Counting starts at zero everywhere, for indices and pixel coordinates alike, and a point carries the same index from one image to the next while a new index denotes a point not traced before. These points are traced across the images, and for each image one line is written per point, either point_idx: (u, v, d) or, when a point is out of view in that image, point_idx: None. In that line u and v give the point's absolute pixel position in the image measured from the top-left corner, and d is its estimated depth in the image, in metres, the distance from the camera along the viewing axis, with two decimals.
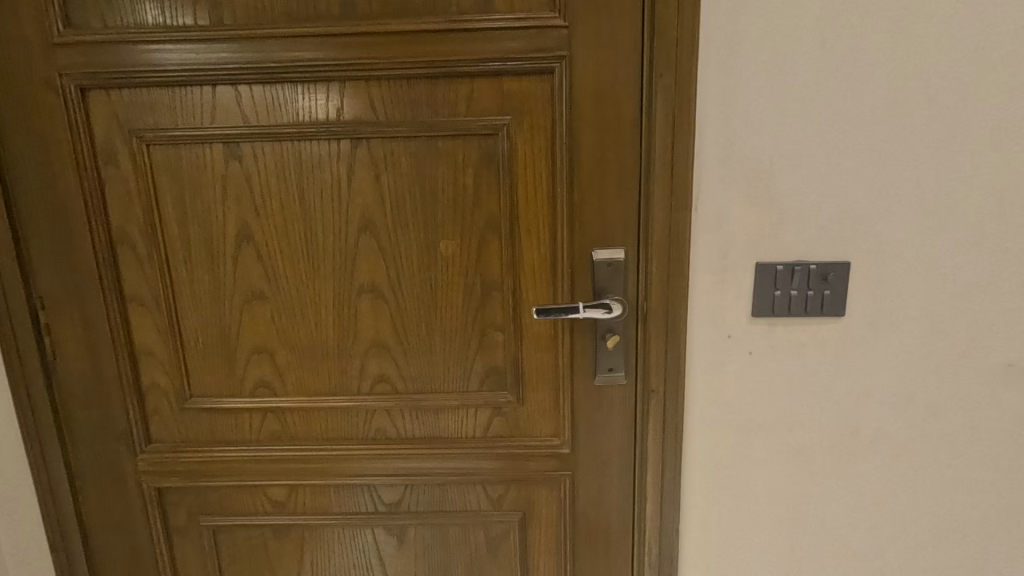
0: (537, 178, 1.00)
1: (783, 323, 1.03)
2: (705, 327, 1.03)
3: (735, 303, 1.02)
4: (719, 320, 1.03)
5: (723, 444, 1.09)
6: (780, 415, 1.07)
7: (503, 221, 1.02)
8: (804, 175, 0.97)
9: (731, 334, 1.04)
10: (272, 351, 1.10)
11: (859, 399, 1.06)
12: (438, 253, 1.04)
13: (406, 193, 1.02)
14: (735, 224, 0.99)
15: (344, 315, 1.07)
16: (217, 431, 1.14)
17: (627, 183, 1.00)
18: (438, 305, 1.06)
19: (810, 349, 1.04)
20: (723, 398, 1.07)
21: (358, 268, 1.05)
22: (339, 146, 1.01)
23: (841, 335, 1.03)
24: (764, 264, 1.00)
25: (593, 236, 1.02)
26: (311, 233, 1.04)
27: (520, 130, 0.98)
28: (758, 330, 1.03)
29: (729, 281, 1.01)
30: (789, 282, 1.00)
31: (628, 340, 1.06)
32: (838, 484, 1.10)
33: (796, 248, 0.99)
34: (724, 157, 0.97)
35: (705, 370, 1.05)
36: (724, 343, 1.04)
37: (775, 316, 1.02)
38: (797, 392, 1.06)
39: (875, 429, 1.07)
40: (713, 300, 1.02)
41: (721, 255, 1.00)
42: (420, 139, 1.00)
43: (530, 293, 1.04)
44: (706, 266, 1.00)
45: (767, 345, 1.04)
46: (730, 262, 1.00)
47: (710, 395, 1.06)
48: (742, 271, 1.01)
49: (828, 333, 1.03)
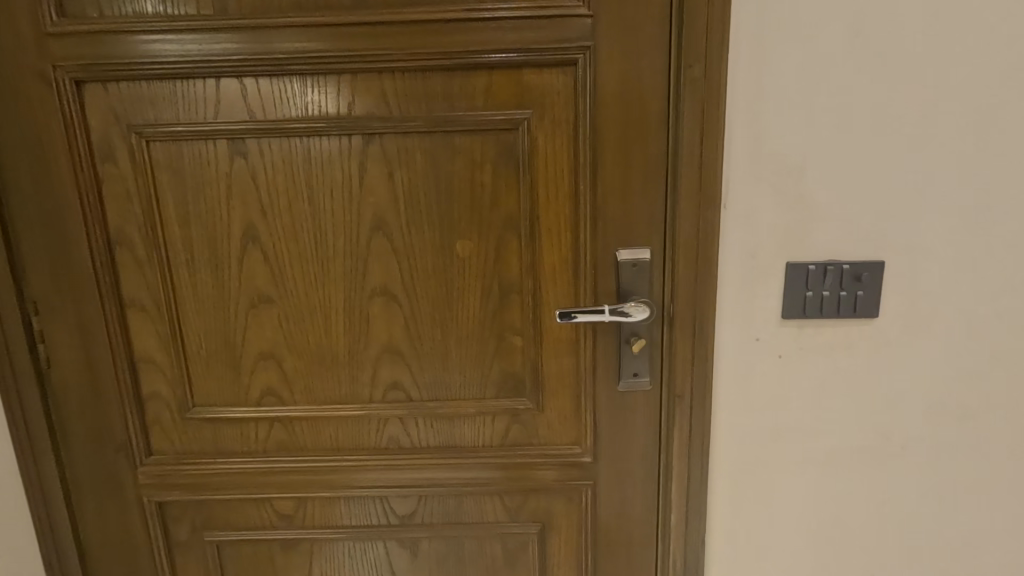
0: (559, 175, 0.96)
1: (814, 325, 0.99)
2: (733, 330, 0.99)
3: (764, 305, 0.98)
4: (748, 323, 0.99)
5: (750, 452, 1.05)
6: (809, 421, 1.03)
7: (522, 220, 0.97)
8: (838, 171, 0.93)
9: (759, 337, 0.99)
10: (279, 358, 1.04)
11: (891, 403, 1.02)
12: (454, 254, 0.99)
13: (420, 193, 0.97)
14: (766, 222, 0.94)
15: (355, 319, 1.02)
16: (222, 442, 1.08)
17: (653, 180, 0.95)
18: (454, 309, 1.01)
19: (841, 352, 1.00)
20: (751, 403, 1.02)
21: (370, 271, 1.00)
22: (349, 142, 0.96)
23: (873, 337, 0.99)
24: (795, 264, 0.96)
25: (616, 236, 0.97)
26: (321, 235, 0.99)
27: (540, 126, 0.94)
28: (788, 333, 0.99)
29: (759, 282, 0.97)
30: (821, 283, 0.96)
31: (653, 344, 1.01)
32: (869, 492, 1.06)
33: (828, 247, 0.95)
34: (754, 153, 0.92)
35: (732, 374, 1.01)
36: (754, 347, 1.00)
37: (805, 318, 0.98)
38: (828, 397, 1.02)
39: (908, 435, 1.03)
40: (741, 302, 0.98)
41: (751, 255, 0.96)
42: (435, 135, 0.95)
43: (550, 296, 1.00)
44: (735, 267, 0.96)
45: (797, 348, 1.00)
46: (759, 262, 0.96)
47: (737, 400, 1.02)
48: (772, 272, 0.96)
49: (860, 336, 0.99)
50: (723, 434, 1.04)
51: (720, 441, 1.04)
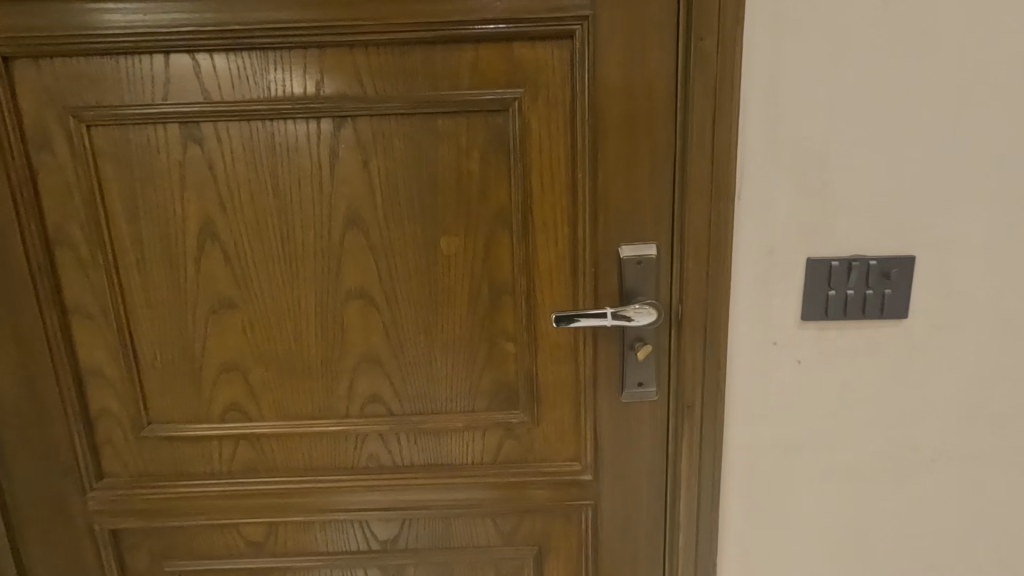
0: (554, 162, 0.85)
1: (837, 327, 0.89)
2: (748, 334, 0.89)
3: (782, 306, 0.88)
4: (765, 325, 0.89)
5: (766, 466, 0.96)
6: (831, 432, 0.94)
7: (515, 214, 0.87)
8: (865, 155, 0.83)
9: (777, 341, 0.90)
10: (244, 369, 0.93)
11: (920, 412, 0.93)
12: (438, 251, 0.89)
13: (400, 183, 0.87)
14: (786, 213, 0.84)
15: (329, 326, 0.92)
16: (183, 463, 0.97)
17: (660, 168, 0.85)
18: (440, 313, 0.91)
19: (866, 357, 0.91)
20: (766, 413, 0.93)
21: (344, 272, 0.90)
22: (319, 126, 0.85)
23: (902, 339, 0.90)
24: (816, 260, 0.86)
25: (619, 230, 0.87)
26: (288, 232, 0.88)
27: (533, 107, 0.84)
28: (809, 337, 0.90)
29: (778, 281, 0.87)
30: (845, 281, 0.87)
31: (661, 350, 0.91)
32: (894, 507, 0.97)
33: (852, 240, 0.86)
34: (772, 135, 0.82)
35: (747, 382, 0.92)
36: (771, 352, 0.90)
37: (828, 320, 0.89)
38: (851, 405, 0.93)
39: (937, 445, 0.94)
40: (758, 302, 0.88)
41: (768, 250, 0.86)
42: (416, 117, 0.85)
43: (546, 298, 0.90)
44: (752, 263, 0.86)
45: (818, 353, 0.91)
46: (777, 259, 0.86)
47: (752, 410, 0.93)
48: (792, 269, 0.87)
49: (886, 338, 0.90)
50: (737, 448, 0.95)
51: (734, 454, 0.95)
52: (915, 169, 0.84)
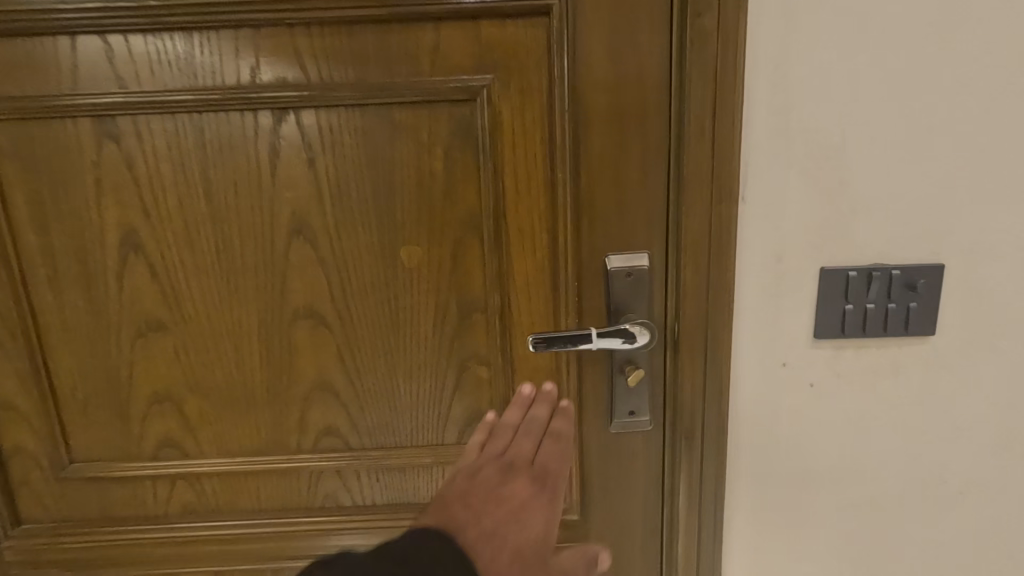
0: (529, 160, 0.74)
1: (854, 346, 0.78)
2: (754, 355, 0.78)
3: (793, 322, 0.77)
4: (773, 345, 0.78)
5: (774, 502, 0.85)
6: (847, 464, 0.83)
7: (485, 220, 0.75)
8: (890, 149, 0.71)
9: (786, 362, 0.79)
10: (179, 400, 0.82)
11: (947, 440, 0.82)
12: (397, 264, 0.77)
13: (352, 185, 0.75)
14: (797, 217, 0.73)
15: (274, 350, 0.80)
16: (112, 507, 0.85)
17: (653, 165, 0.73)
18: (401, 334, 0.79)
19: (887, 379, 0.80)
20: (773, 443, 0.82)
21: (290, 288, 0.78)
22: (255, 120, 0.73)
23: (927, 359, 0.79)
24: (831, 270, 0.75)
25: (606, 237, 0.76)
26: (224, 242, 0.76)
27: (505, 96, 0.72)
28: (823, 357, 0.79)
29: (788, 294, 0.76)
30: (864, 293, 0.76)
31: (654, 374, 0.80)
32: (917, 546, 0.87)
33: (873, 247, 0.74)
34: (782, 126, 0.70)
35: (752, 409, 0.81)
36: (779, 375, 0.79)
37: (844, 338, 0.78)
38: (870, 434, 0.82)
39: (966, 477, 0.84)
40: (765, 319, 0.77)
41: (775, 258, 0.74)
42: (369, 108, 0.73)
43: (523, 316, 0.79)
44: (757, 275, 0.75)
45: (833, 375, 0.80)
46: (787, 269, 0.75)
47: (758, 440, 0.82)
48: (804, 281, 0.75)
49: (910, 358, 0.79)
50: (741, 482, 0.84)
51: (737, 490, 0.84)
52: (948, 165, 0.72)
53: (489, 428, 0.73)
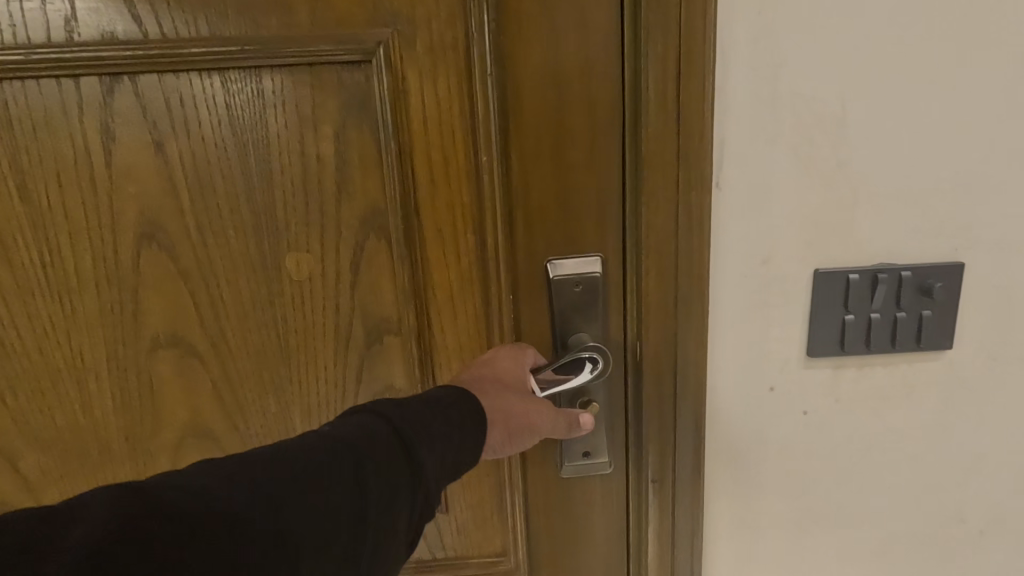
0: (445, 140, 0.57)
1: (856, 365, 0.63)
2: (734, 380, 0.63)
3: (780, 339, 0.61)
4: (756, 367, 0.62)
5: (761, 552, 0.70)
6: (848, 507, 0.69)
7: (391, 217, 0.58)
8: (904, 120, 0.55)
9: (774, 388, 0.64)
10: (12, 456, 0.64)
11: (966, 477, 0.68)
12: (283, 277, 0.60)
13: (215, 174, 0.57)
14: (785, 207, 0.57)
15: (130, 390, 0.62)
16: None
17: (604, 145, 0.57)
18: (294, 364, 0.62)
19: (896, 404, 0.65)
20: (760, 484, 0.67)
21: (145, 311, 0.60)
22: (78, 89, 0.55)
23: (945, 381, 0.64)
24: (827, 273, 0.59)
25: (548, 237, 0.59)
26: (53, 253, 0.58)
27: (409, 56, 0.55)
28: (818, 379, 0.64)
29: (775, 304, 0.60)
30: (868, 301, 0.61)
31: (612, 404, 0.65)
32: None
33: (879, 244, 0.59)
34: (767, 90, 0.54)
35: (733, 444, 0.66)
36: (765, 402, 0.64)
37: (843, 356, 0.63)
38: (877, 470, 0.67)
39: (986, 517, 0.70)
40: (747, 335, 0.61)
41: (759, 260, 0.59)
42: (231, 74, 0.55)
43: (448, 337, 0.62)
44: (737, 281, 0.59)
45: (831, 401, 0.65)
46: (773, 273, 0.59)
47: (740, 481, 0.67)
48: (794, 287, 0.60)
49: (923, 379, 0.64)
50: (722, 531, 0.69)
51: (717, 541, 0.69)
52: (975, 140, 0.56)
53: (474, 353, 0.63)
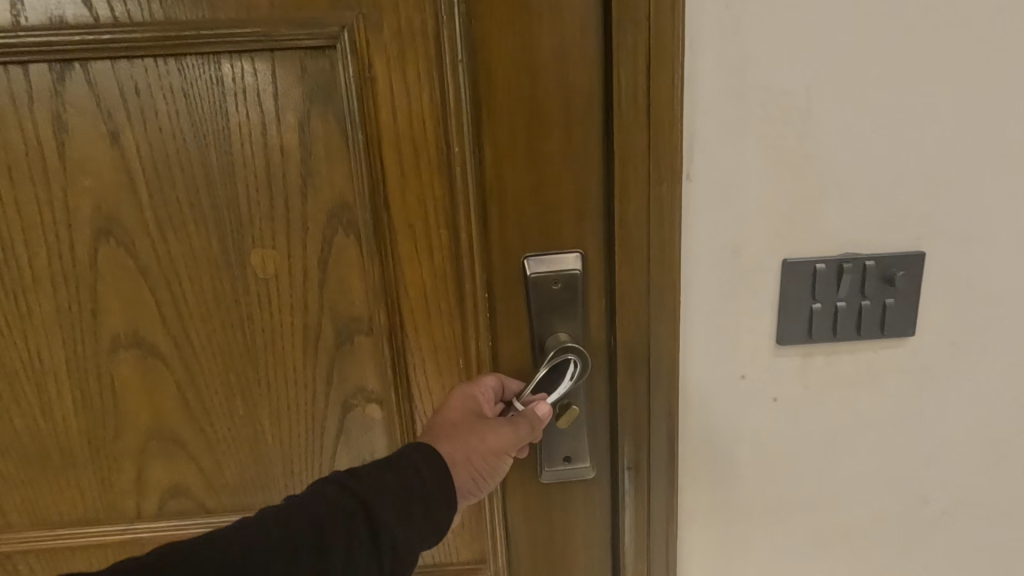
0: (415, 130, 0.54)
1: (825, 359, 0.60)
2: (706, 377, 0.60)
3: (751, 329, 0.58)
4: (726, 355, 0.59)
5: (751, 557, 0.68)
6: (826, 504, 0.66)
7: (359, 211, 0.56)
8: (890, 107, 0.52)
9: (745, 375, 0.60)
10: None
11: (963, 482, 0.65)
12: (247, 274, 0.57)
13: (173, 166, 0.54)
14: (755, 195, 0.54)
15: (91, 391, 0.60)
16: None
17: (582, 136, 0.54)
18: (260, 365, 0.60)
19: (863, 398, 0.62)
20: (748, 489, 0.65)
21: (104, 309, 0.58)
22: (27, 76, 0.52)
23: (916, 370, 0.61)
24: (791, 263, 0.56)
25: (524, 232, 0.56)
26: (6, 250, 0.56)
27: (376, 41, 0.52)
28: (787, 374, 0.61)
29: (742, 296, 0.57)
30: (833, 292, 0.58)
31: (593, 407, 0.62)
32: None
33: (845, 232, 0.56)
34: (750, 73, 0.51)
35: (706, 442, 0.63)
36: (735, 398, 0.61)
37: (810, 347, 0.60)
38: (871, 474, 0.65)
39: (983, 522, 0.67)
40: (722, 331, 0.58)
41: (728, 249, 0.56)
42: (188, 60, 0.52)
43: (421, 337, 0.60)
44: (708, 275, 0.56)
45: (801, 399, 0.62)
46: (745, 264, 0.56)
47: (713, 476, 0.64)
48: (761, 278, 0.57)
49: (890, 372, 0.61)
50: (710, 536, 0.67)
51: (705, 546, 0.67)
52: (975, 129, 0.53)
53: (449, 353, 0.60)
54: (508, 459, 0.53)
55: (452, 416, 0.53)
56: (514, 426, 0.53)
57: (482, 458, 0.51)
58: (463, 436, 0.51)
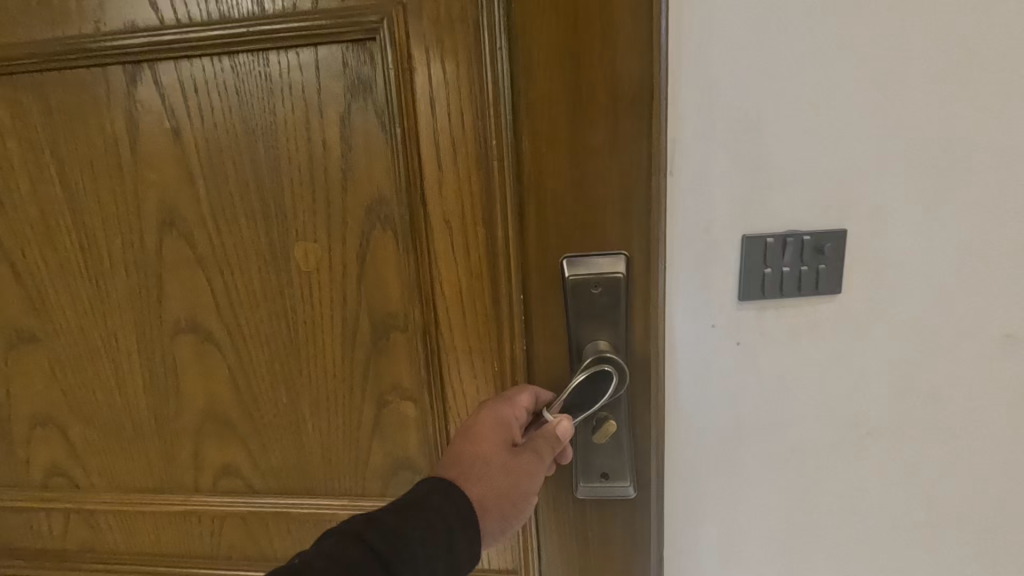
0: (453, 121, 0.52)
1: (784, 331, 0.58)
2: (686, 358, 0.58)
3: (711, 301, 0.56)
4: (702, 330, 0.57)
5: (796, 563, 0.66)
6: (791, 485, 0.63)
7: (395, 204, 0.55)
8: (899, 91, 0.51)
9: (723, 343, 0.58)
10: (59, 424, 0.68)
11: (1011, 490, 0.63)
12: (289, 267, 0.58)
13: (226, 159, 0.56)
14: (730, 171, 0.52)
15: (157, 371, 0.64)
16: (9, 536, 0.74)
17: (629, 127, 0.49)
18: (302, 355, 0.61)
19: (812, 373, 0.59)
20: (784, 490, 0.63)
21: (167, 295, 0.61)
22: (106, 78, 0.56)
23: (878, 337, 0.58)
24: (746, 240, 0.54)
25: (563, 232, 0.52)
26: (89, 238, 0.61)
27: (415, 31, 0.50)
28: (744, 354, 0.58)
29: (711, 273, 0.55)
30: (773, 268, 0.55)
31: (633, 423, 0.56)
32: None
33: (802, 203, 0.53)
34: (755, 52, 0.49)
35: (681, 419, 0.60)
36: (719, 383, 0.59)
37: (760, 325, 0.57)
38: (930, 480, 0.63)
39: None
40: (708, 313, 0.57)
41: (702, 228, 0.54)
42: (240, 57, 0.54)
43: (454, 336, 0.58)
44: (684, 252, 0.55)
45: (757, 374, 0.59)
46: (716, 240, 0.54)
47: (688, 452, 0.61)
48: (731, 255, 0.55)
49: (829, 353, 0.58)
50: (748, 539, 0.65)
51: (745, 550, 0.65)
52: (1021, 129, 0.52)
53: (482, 354, 0.58)
54: (535, 501, 0.48)
55: (482, 449, 0.47)
56: (544, 462, 0.48)
57: (511, 502, 0.47)
58: (492, 479, 0.47)
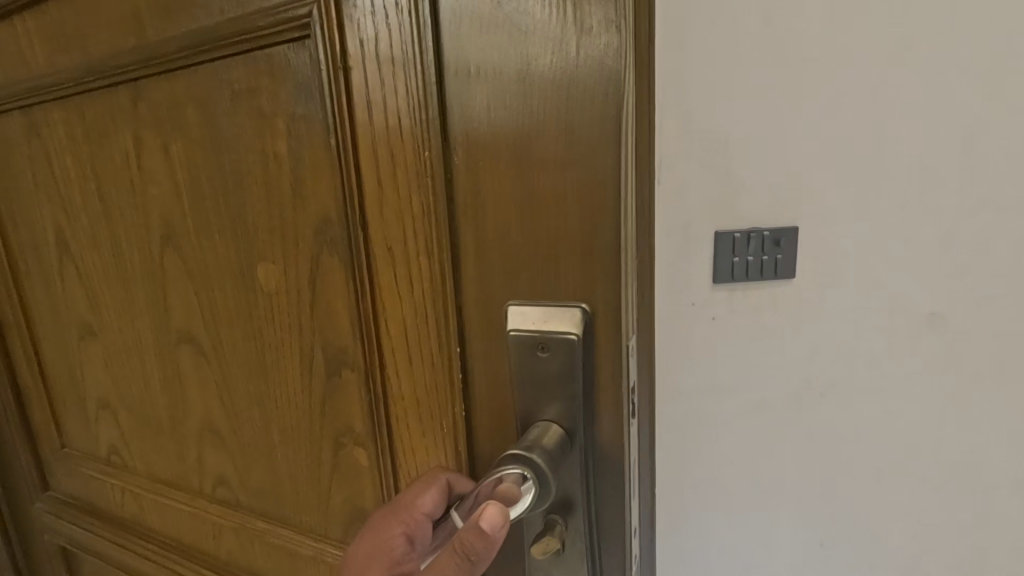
0: (388, 130, 0.42)
1: (745, 292, 0.96)
2: (676, 302, 0.97)
3: (697, 274, 0.95)
4: (685, 289, 0.96)
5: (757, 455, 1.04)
6: (752, 395, 1.00)
7: (338, 226, 0.48)
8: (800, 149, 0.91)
9: (698, 302, 0.97)
10: (113, 409, 0.76)
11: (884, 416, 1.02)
12: (256, 289, 0.55)
13: (203, 175, 0.55)
14: (696, 191, 0.92)
15: (168, 374, 0.67)
16: (91, 496, 0.86)
17: (588, 129, 0.35)
18: (271, 381, 0.57)
19: (762, 316, 0.97)
20: (749, 396, 1.00)
21: (172, 307, 0.63)
22: (118, 97, 0.59)
23: (806, 294, 0.97)
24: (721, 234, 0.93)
25: (509, 273, 0.39)
26: (119, 248, 0.66)
27: (346, 17, 0.42)
28: (722, 299, 0.97)
29: (692, 249, 0.94)
30: (744, 250, 0.93)
31: (596, 537, 0.40)
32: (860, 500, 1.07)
33: (749, 211, 0.93)
34: (710, 124, 0.88)
35: (679, 348, 0.98)
36: (704, 322, 0.98)
37: (735, 283, 0.96)
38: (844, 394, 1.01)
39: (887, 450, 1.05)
40: (690, 277, 0.96)
41: (683, 224, 0.93)
42: (204, 66, 0.52)
43: (399, 387, 0.48)
44: (671, 237, 0.94)
45: (727, 320, 0.97)
46: (693, 233, 0.94)
47: (683, 371, 0.99)
48: (705, 244, 0.94)
49: (775, 305, 0.97)
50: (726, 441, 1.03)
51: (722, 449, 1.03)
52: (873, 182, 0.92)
53: (423, 413, 0.47)
54: None
55: None
56: None
57: None
58: None
